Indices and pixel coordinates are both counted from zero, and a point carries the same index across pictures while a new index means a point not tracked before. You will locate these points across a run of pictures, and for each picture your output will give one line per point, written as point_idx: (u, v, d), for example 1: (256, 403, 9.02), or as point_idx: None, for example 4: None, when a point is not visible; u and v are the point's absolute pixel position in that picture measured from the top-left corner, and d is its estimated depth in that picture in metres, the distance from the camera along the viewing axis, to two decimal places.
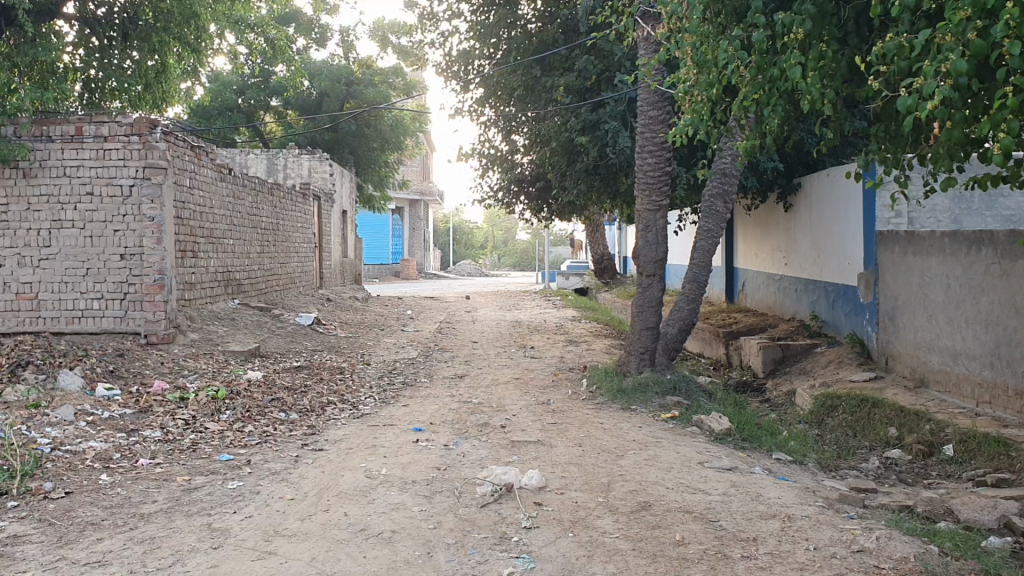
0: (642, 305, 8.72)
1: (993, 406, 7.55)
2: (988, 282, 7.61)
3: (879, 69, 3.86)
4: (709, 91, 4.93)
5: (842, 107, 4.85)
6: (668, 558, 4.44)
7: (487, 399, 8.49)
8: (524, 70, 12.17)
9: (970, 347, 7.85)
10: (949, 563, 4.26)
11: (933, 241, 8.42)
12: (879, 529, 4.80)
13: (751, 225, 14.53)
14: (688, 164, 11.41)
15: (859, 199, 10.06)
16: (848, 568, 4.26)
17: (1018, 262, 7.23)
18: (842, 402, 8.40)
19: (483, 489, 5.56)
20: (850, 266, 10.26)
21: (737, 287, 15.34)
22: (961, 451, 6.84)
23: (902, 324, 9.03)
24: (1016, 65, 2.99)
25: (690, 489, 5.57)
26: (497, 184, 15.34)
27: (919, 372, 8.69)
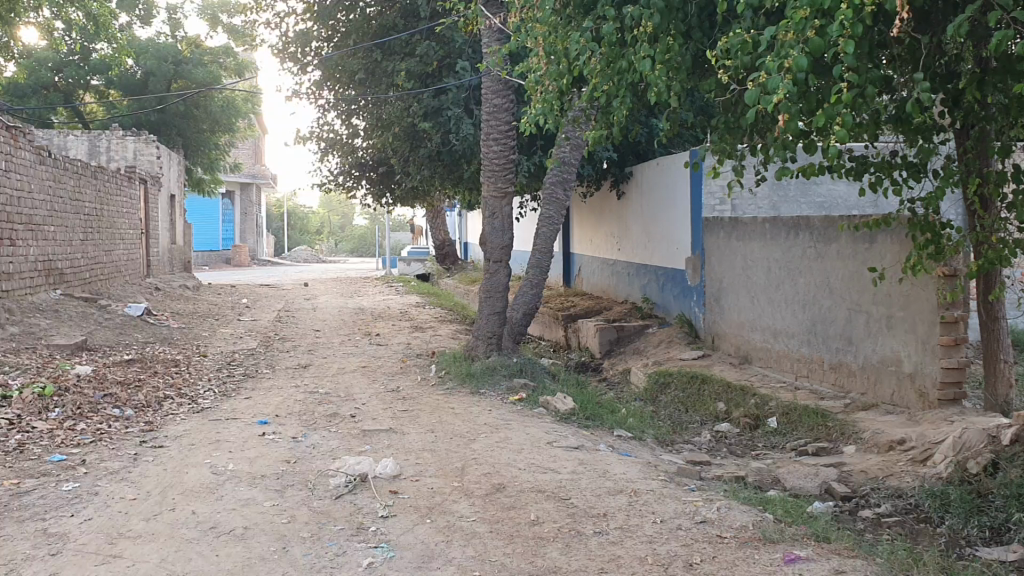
0: (488, 290, 8.80)
1: (810, 380, 8.09)
2: (805, 265, 8.14)
3: (723, 62, 4.04)
4: (560, 80, 5.02)
5: (684, 97, 5.04)
6: (525, 538, 4.52)
7: (333, 388, 8.36)
8: (364, 54, 12.01)
9: (789, 325, 8.39)
10: (784, 528, 4.52)
11: (756, 227, 8.92)
12: (719, 500, 5.05)
13: (586, 211, 14.88)
14: (529, 151, 11.61)
15: (686, 186, 10.48)
16: (693, 538, 4.45)
17: (831, 246, 7.75)
18: (674, 379, 8.80)
19: (336, 480, 5.46)
20: (679, 251, 10.69)
21: (574, 273, 15.73)
22: (784, 422, 7.28)
23: (727, 305, 9.52)
24: (849, 62, 3.19)
25: (541, 469, 5.69)
26: (337, 167, 15.07)
27: (744, 349, 9.20)
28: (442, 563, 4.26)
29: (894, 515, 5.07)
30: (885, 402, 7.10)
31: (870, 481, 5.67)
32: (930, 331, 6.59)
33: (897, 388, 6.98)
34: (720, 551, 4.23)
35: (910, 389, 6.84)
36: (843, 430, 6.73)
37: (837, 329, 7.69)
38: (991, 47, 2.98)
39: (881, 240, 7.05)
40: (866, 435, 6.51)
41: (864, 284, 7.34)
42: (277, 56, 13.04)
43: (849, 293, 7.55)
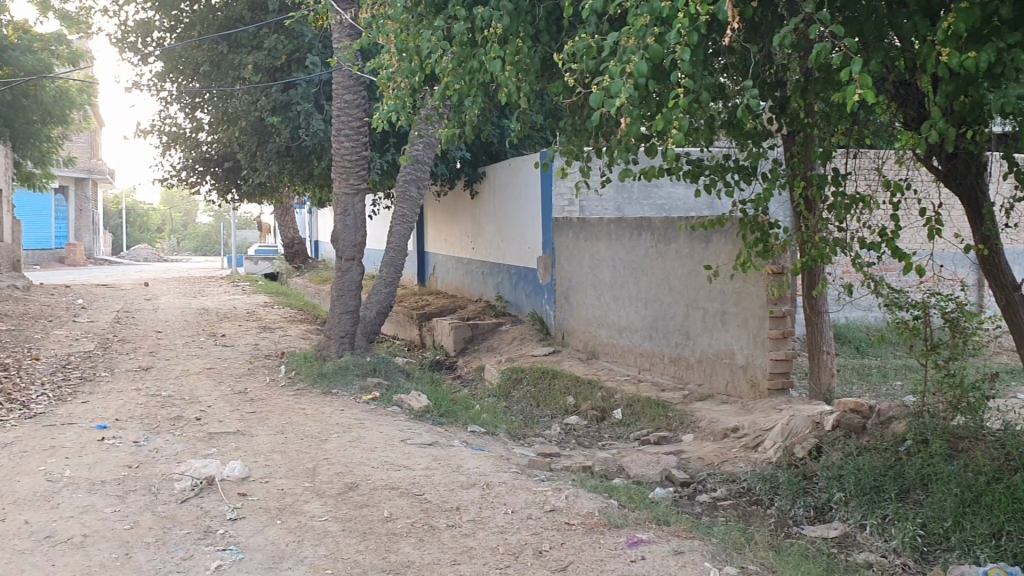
0: (340, 288, 8.70)
1: (652, 373, 8.43)
2: (647, 264, 8.47)
3: (570, 65, 4.18)
4: (411, 78, 5.05)
5: (533, 99, 5.17)
6: (377, 534, 4.54)
7: (177, 391, 8.09)
8: (209, 45, 11.65)
9: (633, 321, 8.71)
10: (627, 514, 4.70)
11: (602, 227, 9.21)
12: (567, 489, 5.21)
13: (440, 210, 14.94)
14: (382, 149, 11.57)
15: (536, 186, 10.69)
16: (543, 526, 4.58)
17: (671, 245, 8.10)
18: (526, 374, 8.98)
19: (181, 484, 5.30)
20: (530, 250, 10.90)
21: (428, 271, 15.76)
22: (628, 414, 7.56)
23: (575, 303, 9.79)
24: (685, 69, 3.37)
25: (394, 466, 5.71)
26: (180, 162, 14.53)
27: (591, 345, 9.49)
28: (293, 563, 4.22)
29: (729, 498, 5.37)
30: (721, 392, 7.48)
31: (707, 467, 5.97)
32: (759, 325, 6.99)
33: (731, 378, 7.37)
34: (568, 538, 4.36)
35: (742, 379, 7.23)
36: (682, 420, 7.06)
37: (677, 325, 8.05)
38: (813, 59, 3.20)
39: (716, 240, 7.42)
40: (704, 424, 6.85)
41: (701, 281, 7.71)
42: (115, 45, 12.45)
43: (687, 290, 7.91)
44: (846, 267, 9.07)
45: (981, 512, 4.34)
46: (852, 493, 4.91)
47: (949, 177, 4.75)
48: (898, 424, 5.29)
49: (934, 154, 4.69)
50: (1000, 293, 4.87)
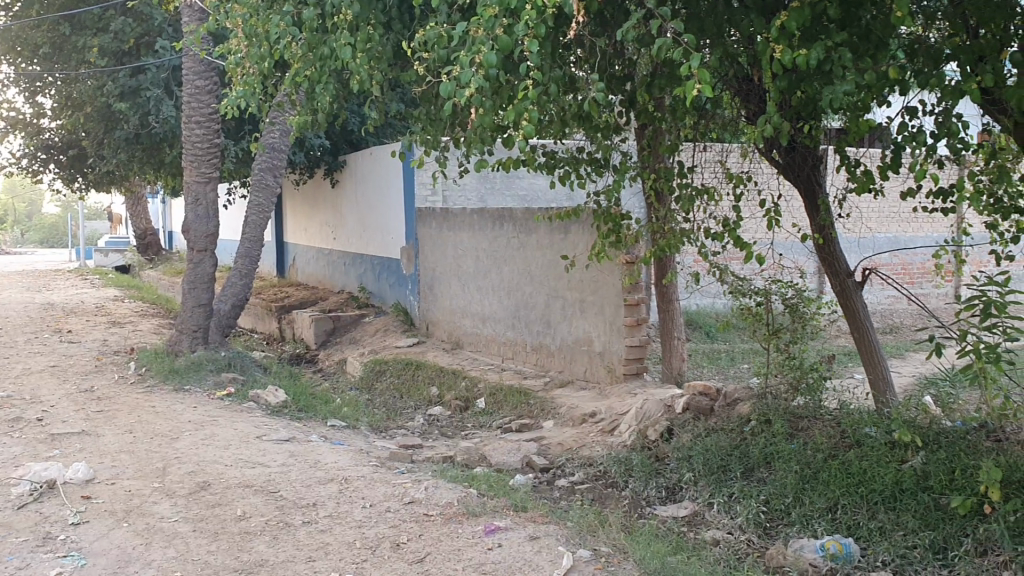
0: (192, 281, 8.39)
1: (515, 361, 8.52)
2: (509, 254, 8.54)
3: (422, 54, 4.14)
4: (261, 64, 4.91)
5: (387, 88, 5.12)
6: (230, 534, 4.40)
7: (17, 391, 7.62)
8: (49, 26, 11.01)
9: (495, 311, 8.78)
10: (485, 502, 4.70)
11: (464, 218, 9.23)
12: (426, 480, 5.18)
13: (300, 200, 14.64)
14: (237, 137, 11.25)
15: (397, 177, 10.61)
16: (400, 519, 4.52)
17: (531, 236, 8.19)
18: (389, 366, 8.91)
19: (18, 489, 5.00)
20: (393, 240, 10.82)
21: (287, 263, 15.42)
22: (491, 403, 7.60)
23: (439, 293, 9.78)
24: (534, 60, 3.38)
25: (249, 464, 5.55)
26: (20, 149, 13.69)
27: (454, 335, 9.50)
28: (140, 567, 4.05)
29: (586, 482, 5.49)
30: (580, 379, 7.63)
31: (565, 453, 6.07)
32: (615, 313, 7.16)
33: (589, 365, 7.52)
34: (426, 529, 4.32)
35: (599, 366, 7.39)
36: (543, 407, 7.15)
37: (538, 314, 8.15)
38: (656, 52, 3.26)
39: (574, 230, 7.55)
40: (563, 410, 6.96)
41: (560, 271, 7.83)
42: None
43: (546, 279, 8.02)
44: (696, 256, 9.39)
45: (818, 487, 4.58)
46: (701, 473, 5.10)
47: (788, 169, 4.98)
48: (743, 405, 5.53)
49: (775, 148, 4.90)
50: (834, 279, 5.16)
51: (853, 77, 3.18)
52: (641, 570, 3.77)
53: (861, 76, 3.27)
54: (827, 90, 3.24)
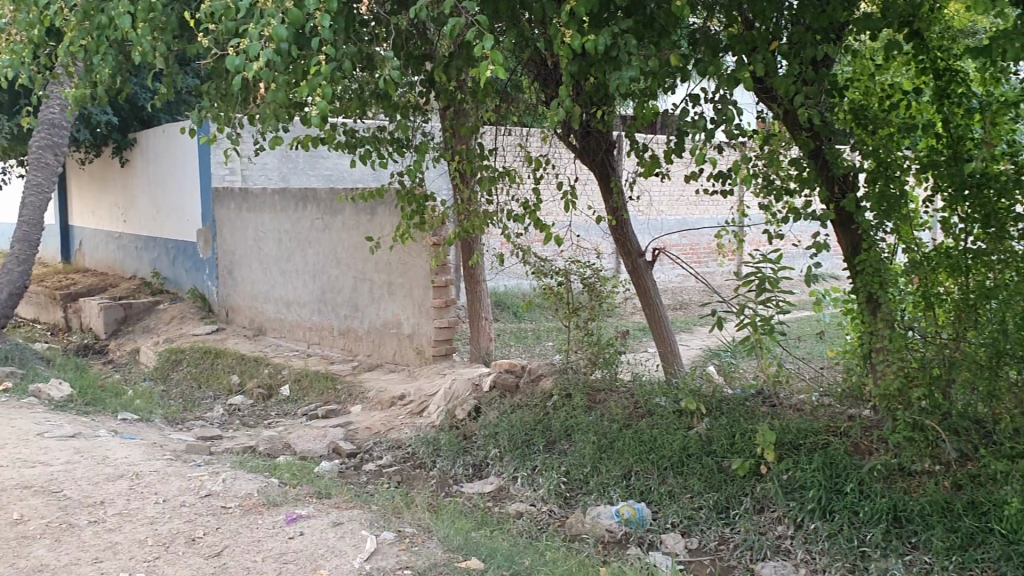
0: None
1: (321, 346, 8.37)
2: (313, 236, 8.35)
3: (209, 26, 3.93)
4: (30, 31, 4.52)
5: (174, 62, 4.85)
6: (5, 540, 4.07)
7: None
8: None
9: (300, 295, 8.58)
10: (287, 491, 4.58)
11: (266, 198, 8.94)
12: (225, 471, 4.99)
13: (85, 181, 13.72)
14: (10, 111, 10.39)
15: (192, 156, 10.13)
16: (197, 513, 4.31)
17: (336, 217, 8.05)
18: (187, 355, 8.53)
19: None
20: (189, 223, 10.34)
21: (73, 248, 14.44)
22: (295, 389, 7.43)
23: (239, 278, 9.45)
24: (326, 35, 3.26)
25: (28, 463, 5.15)
26: None
27: (257, 321, 9.22)
28: None
29: (393, 465, 5.47)
30: (388, 361, 7.60)
31: (373, 436, 6.02)
32: (422, 295, 7.16)
33: (398, 347, 7.49)
34: (224, 522, 4.15)
35: (408, 348, 7.37)
36: (350, 391, 7.07)
37: (344, 297, 8.04)
38: (449, 31, 3.22)
39: (380, 212, 7.47)
40: (370, 394, 6.90)
41: (365, 253, 7.74)
42: None
43: (352, 262, 7.91)
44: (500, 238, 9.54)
45: (614, 455, 4.78)
46: (506, 448, 5.21)
47: (583, 153, 5.16)
48: (545, 381, 5.70)
49: (571, 132, 5.06)
50: (627, 258, 5.40)
51: (637, 63, 3.28)
52: (444, 547, 3.80)
53: (647, 62, 3.37)
54: (614, 74, 3.32)
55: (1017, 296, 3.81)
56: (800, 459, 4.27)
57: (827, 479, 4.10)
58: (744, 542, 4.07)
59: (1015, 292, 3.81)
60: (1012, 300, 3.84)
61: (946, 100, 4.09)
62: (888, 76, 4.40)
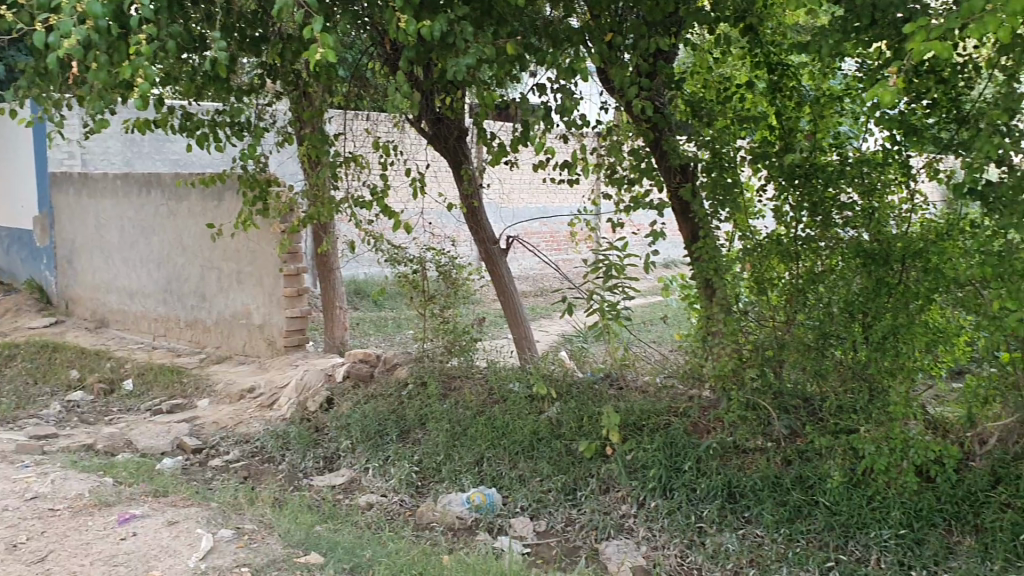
0: None
1: (167, 338, 8.06)
2: (158, 224, 8.01)
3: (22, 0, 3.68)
4: None
5: None
6: None
7: None
8: None
9: (145, 285, 8.24)
10: (121, 491, 4.37)
11: (106, 183, 8.50)
12: (55, 472, 4.72)
13: None
14: None
15: (24, 139, 9.53)
16: (20, 517, 4.06)
17: (182, 204, 7.73)
18: (20, 350, 8.00)
19: None
20: (23, 210, 9.75)
21: None
22: (139, 384, 7.12)
23: (80, 268, 9.00)
24: (146, 13, 3.10)
25: None
26: None
27: (99, 313, 8.82)
28: None
29: (241, 460, 5.32)
30: (238, 353, 7.38)
31: (220, 431, 5.83)
32: (273, 284, 6.98)
33: (248, 339, 7.28)
34: (49, 525, 3.92)
35: (259, 339, 7.18)
36: (198, 385, 6.82)
37: (191, 287, 7.75)
38: (277, 13, 3.11)
39: (227, 198, 7.20)
40: (219, 387, 6.68)
41: (212, 241, 7.47)
42: None
43: (199, 250, 7.63)
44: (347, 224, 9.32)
45: (466, 442, 4.78)
46: (358, 439, 5.14)
47: (435, 139, 5.13)
48: (400, 370, 5.66)
49: (421, 119, 5.03)
50: (481, 245, 5.40)
51: (474, 51, 3.25)
52: (285, 543, 3.70)
53: (484, 50, 3.36)
54: (451, 62, 3.28)
55: (841, 280, 4.03)
56: (643, 439, 4.39)
57: (667, 458, 4.24)
58: (589, 522, 4.15)
59: (840, 277, 4.03)
60: (836, 285, 4.05)
61: (778, 93, 4.27)
62: (725, 68, 4.49)
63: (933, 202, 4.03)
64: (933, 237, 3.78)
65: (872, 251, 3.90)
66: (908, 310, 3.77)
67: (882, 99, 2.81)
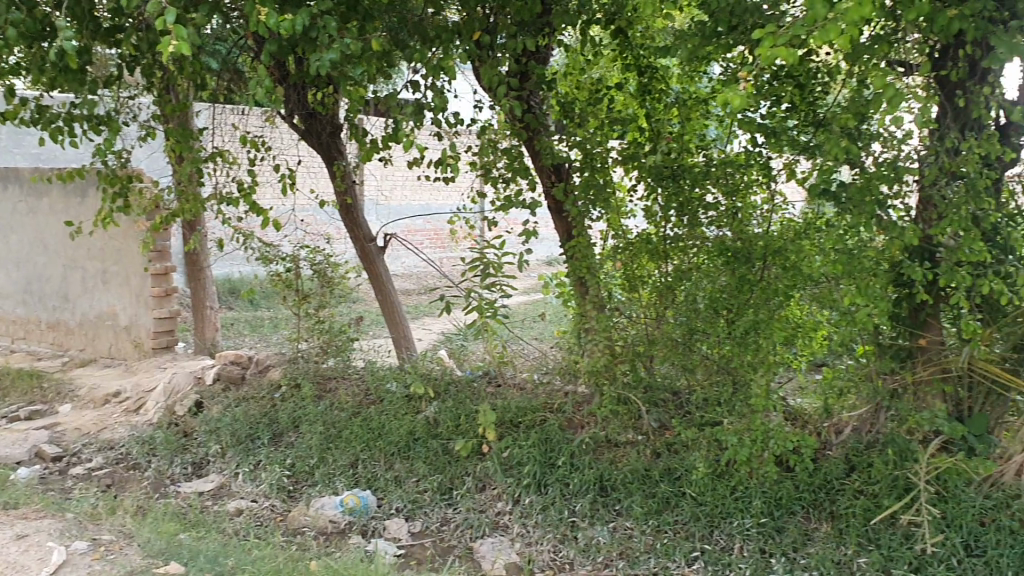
0: None
1: (28, 341, 7.69)
2: (16, 221, 7.61)
3: None
4: None
5: None
6: None
7: None
8: None
9: (2, 286, 7.83)
10: None
11: None
12: None
13: None
14: None
15: None
16: None
17: (41, 200, 7.36)
18: None
19: None
20: None
21: None
22: None
23: None
24: None
25: None
26: None
27: None
28: None
29: (103, 467, 5.08)
30: (104, 356, 7.09)
31: (82, 438, 5.57)
32: (140, 284, 6.72)
33: (114, 341, 6.99)
34: None
35: (126, 341, 6.90)
36: (59, 390, 6.45)
37: (52, 288, 7.40)
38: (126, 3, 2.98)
39: (91, 195, 6.90)
40: (81, 392, 6.38)
41: (74, 239, 7.15)
42: None
43: (61, 249, 7.29)
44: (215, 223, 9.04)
45: (340, 445, 4.70)
46: (228, 444, 4.99)
47: (307, 136, 5.03)
48: (274, 372, 5.53)
49: (293, 115, 4.92)
50: (357, 243, 5.33)
51: (337, 46, 3.18)
52: (144, 553, 3.55)
53: (347, 46, 3.29)
54: (314, 56, 3.21)
55: (706, 279, 4.12)
56: (518, 437, 4.39)
57: (542, 454, 4.24)
58: (464, 521, 4.12)
59: (705, 275, 4.12)
60: (700, 282, 4.14)
61: (648, 96, 4.35)
62: (596, 70, 4.56)
63: (793, 202, 4.10)
64: (794, 236, 3.85)
65: (734, 249, 4.00)
66: (769, 307, 3.85)
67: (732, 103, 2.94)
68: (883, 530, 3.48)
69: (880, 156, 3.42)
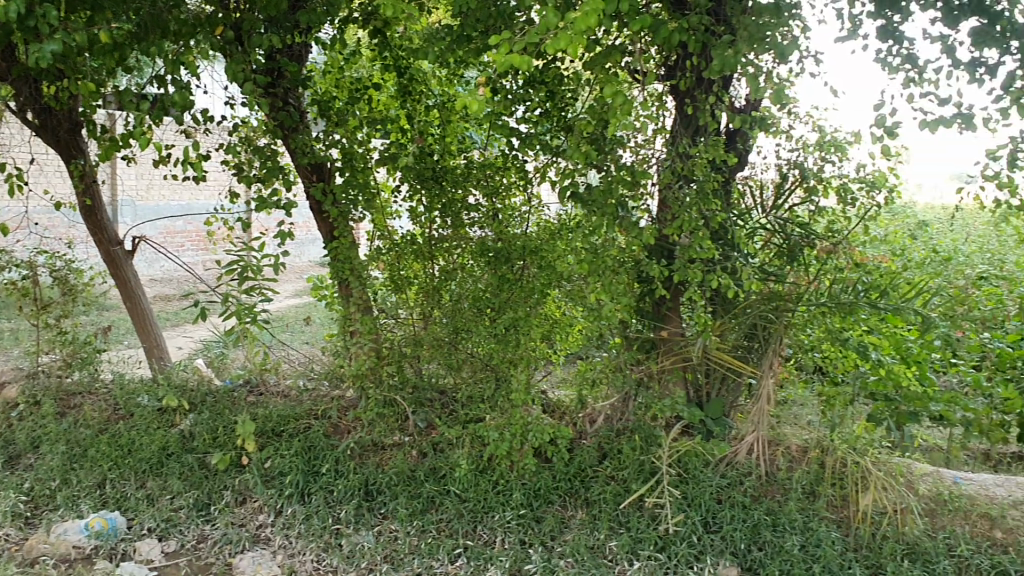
0: None
1: None
2: None
3: None
4: None
5: None
6: None
7: None
8: None
9: None
10: None
11: None
12: None
13: None
14: None
15: None
16: None
17: None
18: None
19: None
20: None
21: None
22: None
23: None
24: None
25: None
26: None
27: None
28: None
29: None
30: None
31: None
32: None
33: None
34: None
35: None
36: None
37: None
38: None
39: None
40: None
41: None
42: None
43: None
44: None
45: (85, 465, 4.37)
46: None
47: (43, 132, 4.66)
48: (10, 389, 5.07)
49: (26, 109, 4.54)
50: (103, 247, 5.01)
51: (60, 37, 2.95)
52: None
53: (71, 36, 3.05)
54: (33, 47, 2.96)
55: (469, 279, 4.20)
56: (280, 446, 4.26)
57: (305, 462, 4.13)
58: (222, 537, 3.89)
59: (468, 277, 4.20)
60: (464, 282, 4.23)
61: (408, 97, 4.30)
62: (356, 70, 4.41)
63: (550, 203, 4.25)
64: (549, 236, 4.02)
65: (494, 249, 4.10)
66: (529, 304, 3.99)
67: (468, 108, 2.77)
68: (632, 513, 3.65)
69: (624, 161, 3.58)
